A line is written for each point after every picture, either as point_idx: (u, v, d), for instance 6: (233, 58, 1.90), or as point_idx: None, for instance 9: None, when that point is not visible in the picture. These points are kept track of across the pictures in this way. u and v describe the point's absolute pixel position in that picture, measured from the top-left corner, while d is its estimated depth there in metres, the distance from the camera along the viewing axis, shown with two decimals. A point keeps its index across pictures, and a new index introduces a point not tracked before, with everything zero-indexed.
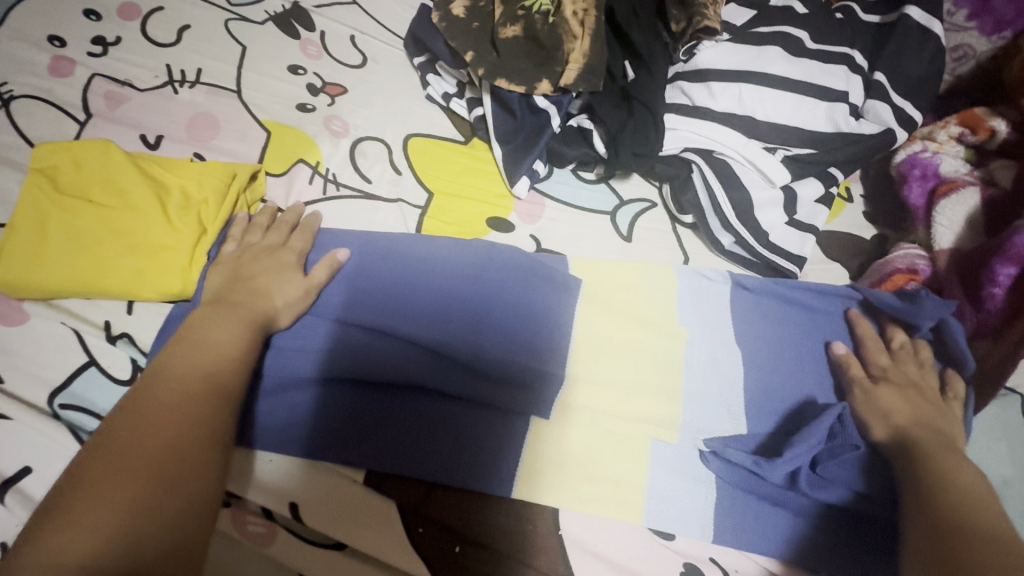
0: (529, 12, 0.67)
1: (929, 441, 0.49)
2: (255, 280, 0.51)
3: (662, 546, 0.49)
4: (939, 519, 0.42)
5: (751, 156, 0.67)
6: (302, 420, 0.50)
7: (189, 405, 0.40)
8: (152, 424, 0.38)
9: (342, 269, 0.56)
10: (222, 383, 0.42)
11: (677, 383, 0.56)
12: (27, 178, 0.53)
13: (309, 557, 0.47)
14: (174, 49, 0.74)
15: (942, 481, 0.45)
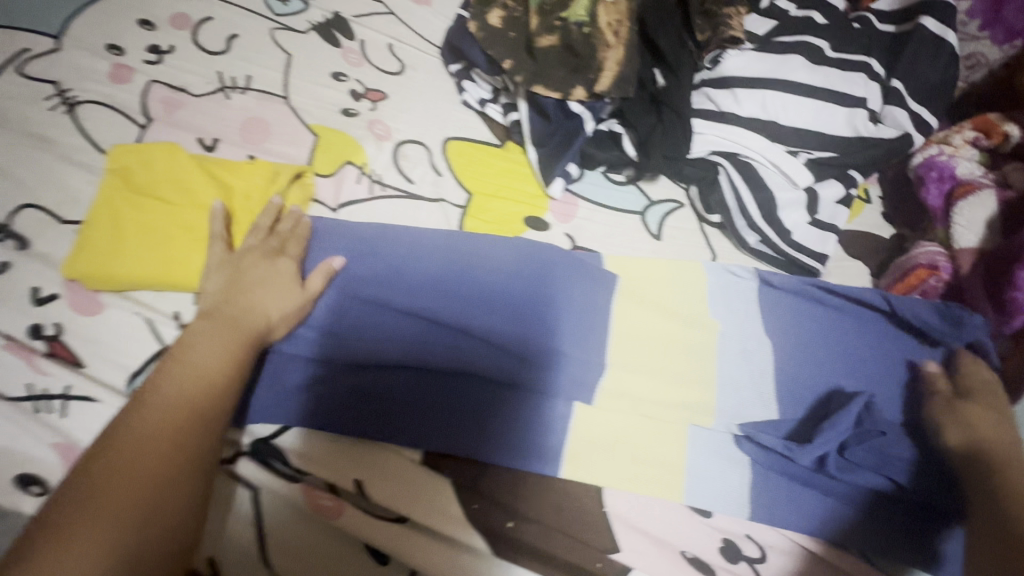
0: (566, 23, 0.73)
1: (996, 445, 0.51)
2: (252, 291, 0.52)
3: (700, 523, 0.52)
4: (1006, 518, 0.45)
5: (774, 159, 0.71)
6: (340, 400, 0.53)
7: (173, 442, 0.41)
8: (131, 461, 0.39)
9: (379, 258, 0.60)
10: (206, 414, 0.44)
11: (710, 372, 0.59)
12: (105, 178, 0.58)
13: (373, 530, 0.49)
14: (224, 57, 0.78)
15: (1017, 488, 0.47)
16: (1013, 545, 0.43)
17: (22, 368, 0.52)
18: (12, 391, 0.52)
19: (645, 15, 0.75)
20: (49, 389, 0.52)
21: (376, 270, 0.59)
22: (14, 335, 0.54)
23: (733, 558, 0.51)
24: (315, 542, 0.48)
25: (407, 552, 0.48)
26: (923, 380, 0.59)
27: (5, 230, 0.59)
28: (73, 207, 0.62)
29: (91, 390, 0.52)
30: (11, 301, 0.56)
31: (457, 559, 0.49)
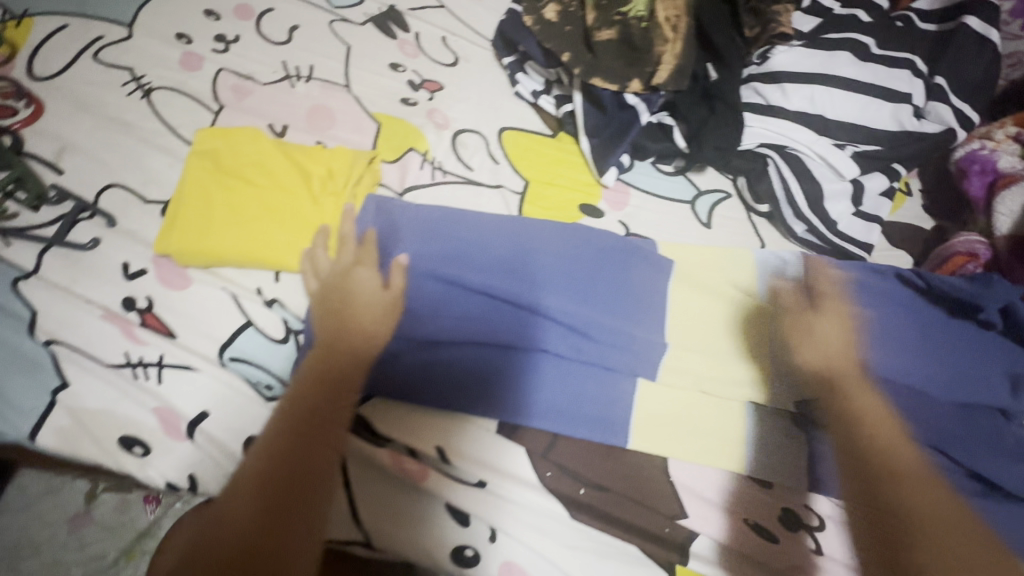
0: (626, 17, 0.75)
1: (844, 373, 0.58)
2: (344, 311, 0.55)
3: (762, 493, 0.55)
4: (877, 455, 0.53)
5: (821, 151, 0.74)
6: (430, 376, 0.55)
7: (293, 470, 0.46)
8: (261, 492, 0.44)
9: (456, 242, 0.62)
10: (317, 439, 0.48)
11: (765, 352, 0.62)
12: (192, 160, 0.61)
13: (456, 492, 0.52)
14: (286, 47, 0.81)
15: (917, 418, 0.55)
16: (894, 475, 0.51)
17: (120, 338, 0.55)
18: (111, 359, 0.55)
19: (698, 10, 0.76)
20: (145, 357, 0.55)
21: (454, 251, 0.61)
22: (110, 307, 0.57)
23: (794, 526, 0.54)
24: (394, 495, 0.52)
25: (491, 512, 0.51)
26: (952, 346, 0.62)
27: (94, 208, 0.62)
28: (155, 187, 0.65)
29: (185, 359, 0.55)
30: (104, 275, 0.59)
31: (542, 520, 0.52)
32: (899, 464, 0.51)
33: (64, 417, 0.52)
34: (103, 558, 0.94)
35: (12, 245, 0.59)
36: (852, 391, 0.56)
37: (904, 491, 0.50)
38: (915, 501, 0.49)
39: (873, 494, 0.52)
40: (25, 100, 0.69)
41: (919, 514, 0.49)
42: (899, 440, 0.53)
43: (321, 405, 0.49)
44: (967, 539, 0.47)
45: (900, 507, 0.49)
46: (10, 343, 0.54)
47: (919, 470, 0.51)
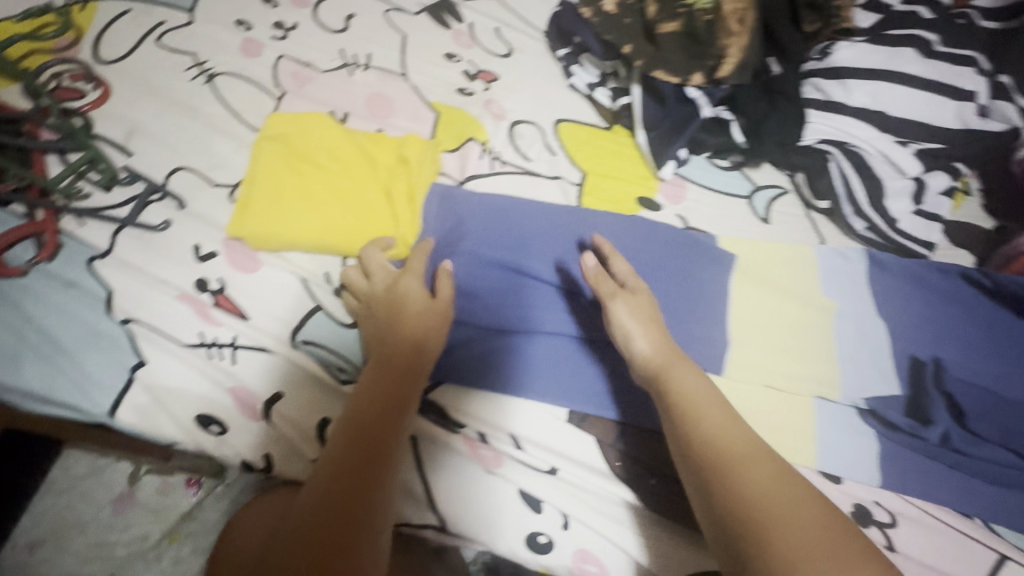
0: (691, 9, 0.76)
1: (671, 365, 0.51)
2: (397, 319, 0.52)
3: (832, 488, 0.55)
4: (699, 450, 0.45)
5: (883, 148, 0.73)
6: (500, 367, 0.56)
7: (351, 487, 0.42)
8: (320, 513, 0.41)
9: (515, 240, 0.62)
10: (374, 454, 0.44)
11: (831, 349, 0.62)
12: (266, 145, 0.62)
13: (530, 478, 0.53)
14: (344, 35, 0.81)
15: (697, 404, 0.48)
16: (723, 474, 0.43)
17: (194, 319, 0.56)
18: (186, 339, 0.55)
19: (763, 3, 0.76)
20: (219, 338, 0.56)
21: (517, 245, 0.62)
22: (183, 288, 0.58)
23: (864, 521, 0.54)
24: (468, 482, 0.52)
25: (563, 500, 0.52)
26: (1017, 345, 0.62)
27: (164, 191, 0.63)
28: (220, 170, 0.65)
29: (257, 340, 0.55)
30: (176, 256, 0.59)
31: (617, 509, 0.52)
32: (731, 454, 0.44)
33: (142, 394, 0.53)
34: (146, 539, 0.91)
35: (87, 225, 0.60)
36: (676, 378, 0.50)
37: (744, 485, 0.42)
38: (767, 495, 0.41)
39: (706, 499, 0.43)
40: (94, 82, 0.70)
41: (763, 507, 0.40)
42: (712, 429, 0.46)
43: (377, 419, 0.46)
44: (830, 534, 0.39)
45: (747, 506, 0.41)
46: (88, 321, 0.55)
47: (749, 455, 0.44)
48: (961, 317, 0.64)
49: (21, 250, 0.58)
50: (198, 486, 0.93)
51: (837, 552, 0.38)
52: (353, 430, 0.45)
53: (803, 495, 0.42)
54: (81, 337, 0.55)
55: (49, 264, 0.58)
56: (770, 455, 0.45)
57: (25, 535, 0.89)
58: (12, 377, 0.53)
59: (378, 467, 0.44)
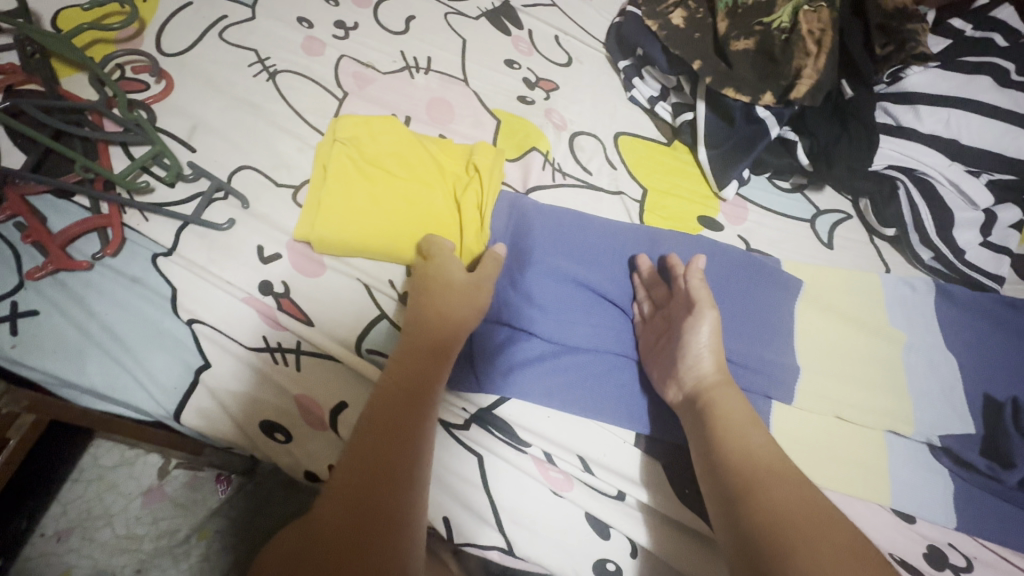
0: (768, 28, 0.74)
1: (713, 385, 0.50)
2: (429, 304, 0.52)
3: (906, 528, 0.53)
4: (728, 466, 0.44)
5: (953, 177, 0.72)
6: (574, 385, 0.55)
7: (378, 463, 0.41)
8: (346, 491, 0.40)
9: (589, 259, 0.61)
10: (399, 431, 0.43)
11: (902, 382, 0.60)
12: (339, 145, 0.61)
13: (598, 505, 0.51)
14: (404, 37, 0.80)
15: (730, 423, 0.47)
16: (748, 489, 0.42)
17: (258, 321, 0.55)
18: (251, 342, 0.54)
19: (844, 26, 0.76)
20: (283, 343, 0.54)
21: (592, 265, 0.61)
22: (249, 290, 0.56)
23: (938, 564, 0.52)
24: (536, 503, 0.51)
25: (631, 527, 0.51)
26: None
27: (228, 188, 0.61)
28: (282, 170, 0.64)
29: (320, 345, 0.54)
30: (240, 256, 0.58)
31: (689, 539, 0.51)
32: (762, 472, 0.43)
33: (206, 398, 0.53)
34: (174, 534, 0.85)
35: (151, 221, 0.59)
36: (720, 400, 0.49)
37: (768, 502, 0.40)
38: (791, 511, 0.39)
39: (728, 513, 0.42)
40: (158, 75, 0.69)
41: (786, 521, 0.39)
42: (745, 448, 0.45)
43: (404, 397, 0.45)
44: (845, 555, 0.36)
45: (771, 521, 0.39)
46: (153, 319, 0.55)
47: (775, 471, 0.43)
48: None
49: (85, 243, 0.57)
50: (228, 484, 0.88)
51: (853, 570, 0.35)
52: (386, 407, 0.45)
53: (830, 520, 0.39)
54: (144, 335, 0.54)
55: (114, 259, 0.57)
56: (798, 477, 0.43)
57: (48, 526, 0.82)
58: (77, 374, 0.53)
59: (405, 446, 0.42)
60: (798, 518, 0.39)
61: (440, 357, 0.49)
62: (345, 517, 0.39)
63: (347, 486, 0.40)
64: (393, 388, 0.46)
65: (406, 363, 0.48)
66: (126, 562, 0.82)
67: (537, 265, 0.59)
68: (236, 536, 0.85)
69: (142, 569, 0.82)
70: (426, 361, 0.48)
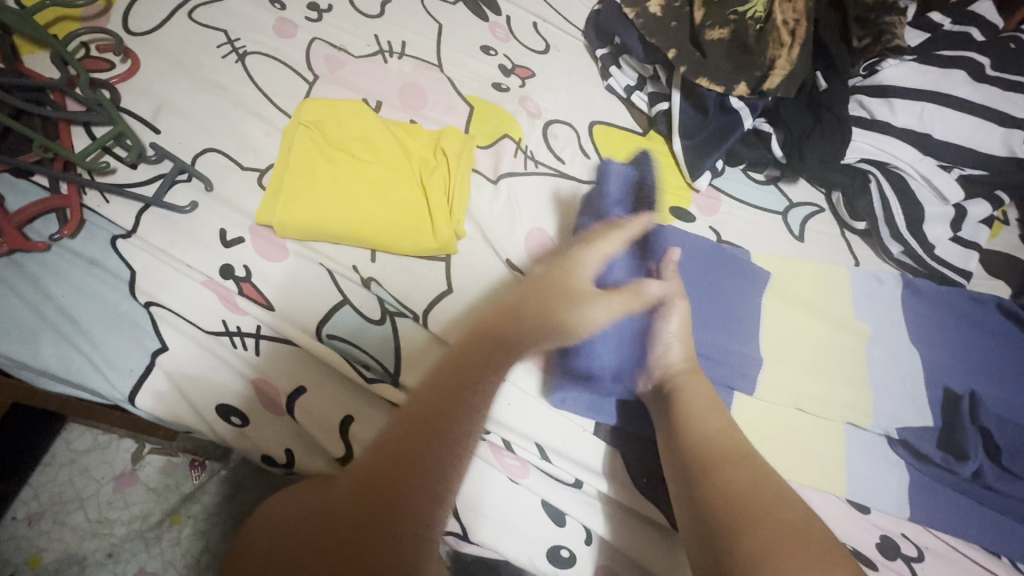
0: (742, 17, 0.73)
1: (681, 372, 0.53)
2: (519, 316, 0.53)
3: (861, 518, 0.54)
4: (691, 448, 0.45)
5: (925, 172, 0.72)
6: (558, 368, 0.54)
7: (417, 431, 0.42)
8: (387, 451, 0.41)
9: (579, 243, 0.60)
10: (437, 427, 0.43)
11: (863, 375, 0.60)
12: (305, 128, 0.62)
13: (553, 492, 0.51)
14: (379, 21, 0.79)
15: (695, 408, 0.49)
16: (707, 469, 0.43)
17: (218, 305, 0.54)
18: (209, 326, 0.54)
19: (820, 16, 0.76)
20: (243, 328, 0.54)
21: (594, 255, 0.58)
22: (209, 274, 0.56)
23: (890, 554, 0.52)
24: (491, 490, 0.51)
25: (587, 515, 0.51)
26: None
27: (191, 170, 0.60)
28: (247, 152, 0.64)
29: (279, 330, 0.54)
30: (202, 240, 0.57)
31: (643, 526, 0.51)
32: (720, 454, 0.45)
33: (163, 382, 0.53)
34: (147, 518, 0.84)
35: (111, 203, 0.58)
36: (687, 386, 0.51)
37: (723, 482, 0.42)
38: (746, 491, 0.41)
39: (688, 492, 0.43)
40: (123, 54, 0.68)
41: (740, 500, 0.41)
42: (707, 431, 0.47)
43: (454, 394, 0.45)
44: (793, 532, 0.39)
45: (727, 500, 0.41)
46: (110, 302, 0.54)
47: (732, 453, 0.45)
48: (995, 350, 0.63)
49: (43, 224, 0.56)
50: (203, 469, 0.88)
51: (799, 545, 0.38)
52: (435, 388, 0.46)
53: (781, 499, 0.41)
54: (102, 318, 0.54)
55: (72, 241, 0.56)
56: (752, 459, 0.45)
57: (20, 511, 0.82)
58: (32, 356, 0.52)
59: (439, 436, 0.42)
60: (751, 498, 0.41)
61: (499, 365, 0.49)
62: (369, 487, 0.39)
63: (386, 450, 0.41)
64: (447, 382, 0.46)
65: (467, 360, 0.48)
66: (97, 546, 0.81)
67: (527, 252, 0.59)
68: (209, 521, 0.84)
69: (113, 553, 0.81)
70: (479, 358, 0.49)
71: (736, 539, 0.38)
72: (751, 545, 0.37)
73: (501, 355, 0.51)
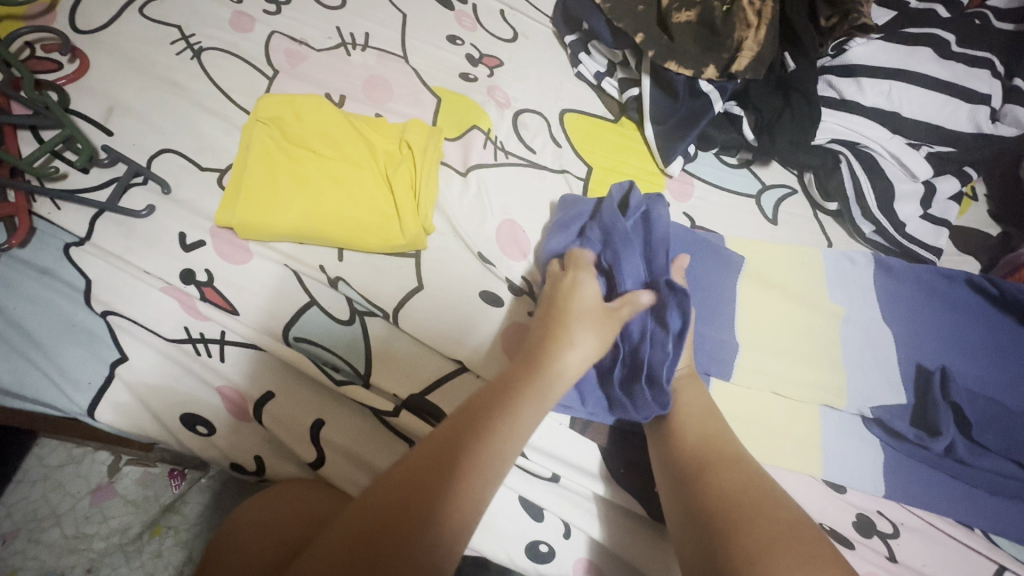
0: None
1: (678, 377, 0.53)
2: (550, 331, 0.48)
3: (837, 498, 0.54)
4: (685, 452, 0.46)
5: (894, 150, 0.72)
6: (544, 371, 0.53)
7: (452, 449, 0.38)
8: (415, 467, 0.37)
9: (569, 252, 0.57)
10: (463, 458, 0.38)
11: (837, 355, 0.61)
12: (263, 126, 0.60)
13: (529, 487, 0.51)
14: (341, 12, 0.77)
15: (688, 411, 0.49)
16: (701, 471, 0.44)
17: (179, 312, 0.53)
18: (170, 333, 0.52)
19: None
20: (206, 334, 0.52)
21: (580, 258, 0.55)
22: (169, 280, 0.54)
23: (866, 532, 0.52)
24: None
25: (566, 508, 0.50)
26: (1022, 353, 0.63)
27: (146, 172, 0.58)
28: (204, 152, 0.61)
29: (244, 335, 0.52)
30: (160, 244, 0.55)
31: (621, 516, 0.51)
32: (713, 455, 0.45)
33: (123, 393, 0.51)
34: (127, 531, 0.82)
35: (63, 209, 0.56)
36: (685, 389, 0.52)
37: (716, 483, 0.42)
38: (739, 489, 0.41)
39: (682, 495, 0.44)
40: (70, 53, 0.65)
41: (733, 500, 0.41)
42: (700, 434, 0.47)
43: (489, 424, 0.40)
44: (791, 530, 0.38)
45: (718, 500, 0.41)
46: (66, 312, 0.52)
47: (727, 454, 0.45)
48: (965, 325, 0.64)
49: None
50: (183, 478, 0.85)
51: (793, 544, 0.37)
52: (480, 403, 0.42)
53: (778, 499, 0.41)
54: (57, 330, 0.52)
55: (22, 250, 0.54)
56: (749, 461, 0.45)
57: None
58: None
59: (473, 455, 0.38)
60: (745, 495, 0.41)
61: (541, 396, 0.43)
62: (390, 500, 0.35)
63: (414, 464, 0.37)
64: (483, 406, 0.41)
65: (503, 388, 0.43)
66: (76, 562, 0.79)
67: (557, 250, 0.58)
68: (191, 532, 0.82)
69: (93, 568, 0.79)
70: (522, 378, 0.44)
71: (732, 536, 0.38)
72: (740, 542, 0.37)
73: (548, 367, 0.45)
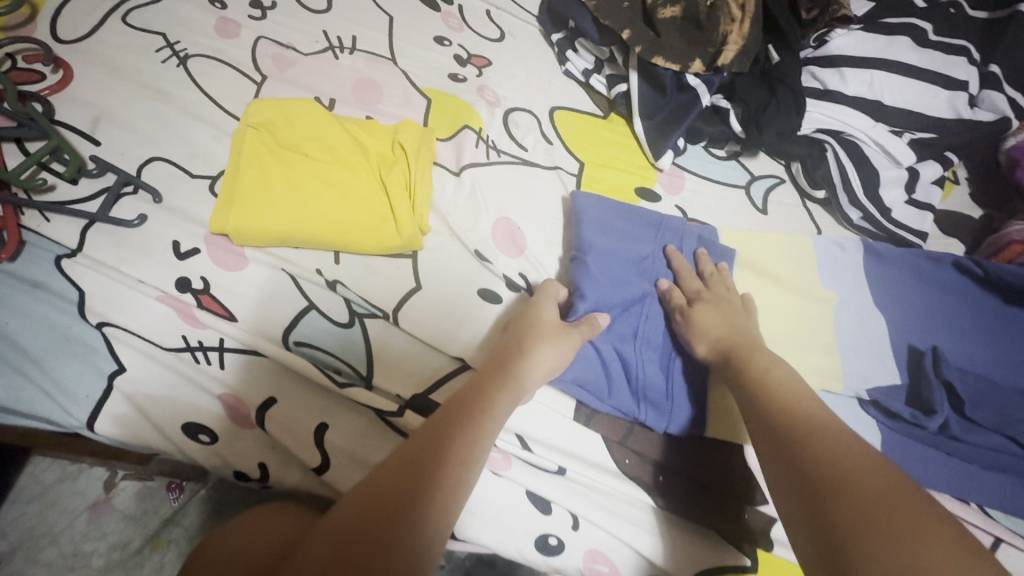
0: None
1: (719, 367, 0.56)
2: (512, 338, 0.50)
3: None
4: (778, 420, 0.44)
5: (878, 138, 0.73)
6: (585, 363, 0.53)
7: (443, 439, 0.39)
8: (407, 456, 0.38)
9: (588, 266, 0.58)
10: (449, 449, 0.39)
11: (830, 339, 0.62)
12: (254, 132, 0.60)
13: (537, 481, 0.51)
14: (327, 16, 0.77)
15: (774, 377, 0.48)
16: (802, 438, 0.41)
17: (177, 321, 0.52)
18: (168, 342, 0.52)
19: None
20: (205, 341, 0.52)
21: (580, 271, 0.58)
22: (164, 288, 0.53)
23: None
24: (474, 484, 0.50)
25: (575, 501, 0.50)
26: (1010, 331, 0.64)
27: (137, 182, 0.57)
28: (194, 158, 0.61)
29: (243, 341, 0.52)
30: (155, 253, 0.55)
31: (628, 509, 0.51)
32: (810, 424, 0.42)
33: (123, 404, 0.51)
34: (127, 546, 0.80)
35: (53, 221, 0.55)
36: (755, 357, 0.50)
37: (816, 449, 0.40)
38: (841, 457, 0.39)
39: (783, 462, 0.41)
40: (53, 64, 0.64)
41: (834, 471, 0.38)
42: (794, 403, 0.45)
43: (471, 419, 0.42)
44: (891, 500, 0.35)
45: (823, 463, 0.39)
46: (61, 325, 0.52)
47: (821, 423, 0.43)
48: (953, 305, 0.65)
49: None
50: (181, 490, 0.84)
51: (892, 513, 0.35)
52: (469, 396, 0.44)
53: (868, 459, 0.39)
54: (53, 343, 0.51)
55: (12, 264, 0.53)
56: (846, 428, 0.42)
57: None
58: None
59: (458, 448, 0.39)
60: (843, 459, 0.39)
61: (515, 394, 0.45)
62: (392, 484, 0.36)
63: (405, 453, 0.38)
64: (467, 400, 0.43)
65: (482, 383, 0.45)
66: None
67: (591, 249, 0.60)
68: (193, 543, 0.81)
69: None
70: (503, 377, 0.46)
71: (832, 501, 0.37)
72: (850, 503, 0.36)
73: (512, 368, 0.47)
